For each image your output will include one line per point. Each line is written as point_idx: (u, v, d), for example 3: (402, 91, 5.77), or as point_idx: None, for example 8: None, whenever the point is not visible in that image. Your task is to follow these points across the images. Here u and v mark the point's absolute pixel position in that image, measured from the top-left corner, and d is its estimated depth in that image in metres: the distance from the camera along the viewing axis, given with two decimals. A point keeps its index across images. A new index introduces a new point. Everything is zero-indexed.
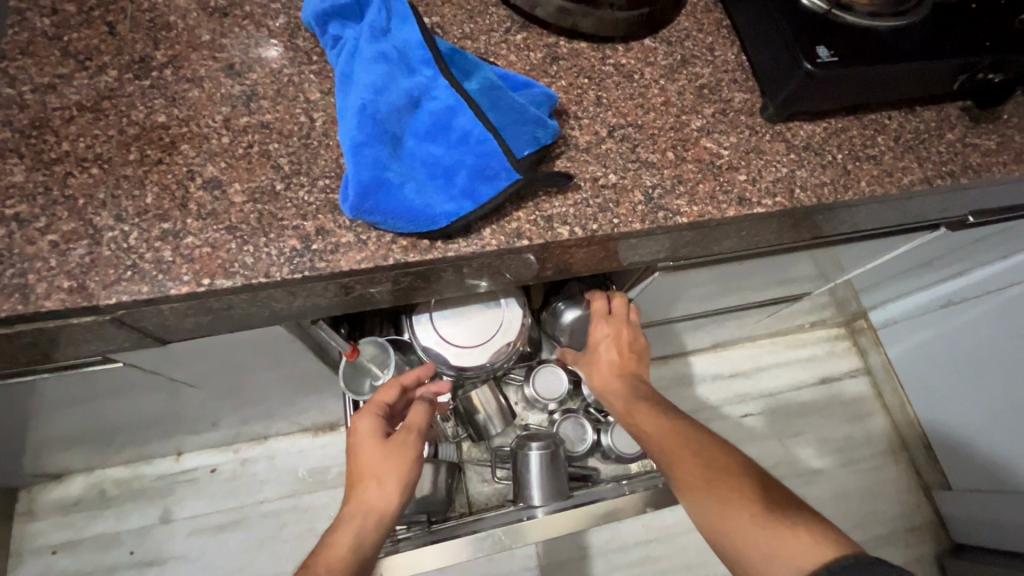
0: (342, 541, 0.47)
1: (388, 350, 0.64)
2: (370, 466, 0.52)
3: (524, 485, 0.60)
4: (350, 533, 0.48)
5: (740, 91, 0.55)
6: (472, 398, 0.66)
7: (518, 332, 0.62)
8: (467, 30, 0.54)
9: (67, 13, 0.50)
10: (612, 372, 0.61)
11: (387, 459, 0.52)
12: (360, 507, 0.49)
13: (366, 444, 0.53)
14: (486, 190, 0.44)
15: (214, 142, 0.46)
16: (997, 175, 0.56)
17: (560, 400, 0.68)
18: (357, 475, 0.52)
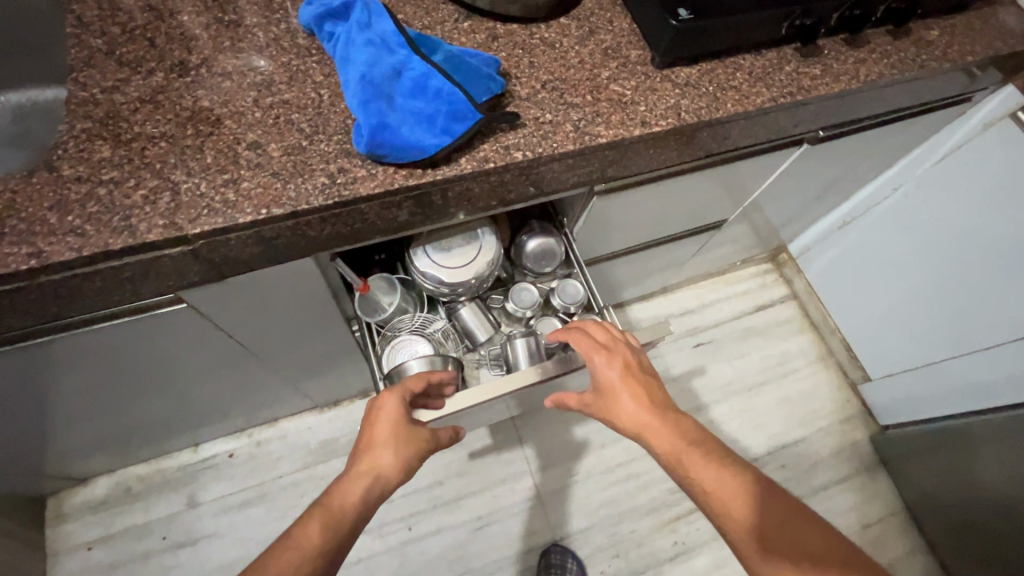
0: (350, 491, 0.62)
1: (393, 284, 0.83)
2: (381, 438, 0.66)
3: (513, 363, 0.79)
4: (361, 487, 0.62)
5: (635, 49, 0.74)
6: (463, 314, 0.83)
7: (495, 251, 0.79)
8: (426, 23, 0.71)
9: (113, 34, 0.64)
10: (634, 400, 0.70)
11: (399, 442, 0.66)
12: (367, 471, 0.64)
13: (385, 422, 0.67)
14: (459, 128, 0.60)
15: (250, 116, 0.61)
16: (824, 92, 0.77)
17: (533, 307, 0.86)
18: (369, 443, 0.66)
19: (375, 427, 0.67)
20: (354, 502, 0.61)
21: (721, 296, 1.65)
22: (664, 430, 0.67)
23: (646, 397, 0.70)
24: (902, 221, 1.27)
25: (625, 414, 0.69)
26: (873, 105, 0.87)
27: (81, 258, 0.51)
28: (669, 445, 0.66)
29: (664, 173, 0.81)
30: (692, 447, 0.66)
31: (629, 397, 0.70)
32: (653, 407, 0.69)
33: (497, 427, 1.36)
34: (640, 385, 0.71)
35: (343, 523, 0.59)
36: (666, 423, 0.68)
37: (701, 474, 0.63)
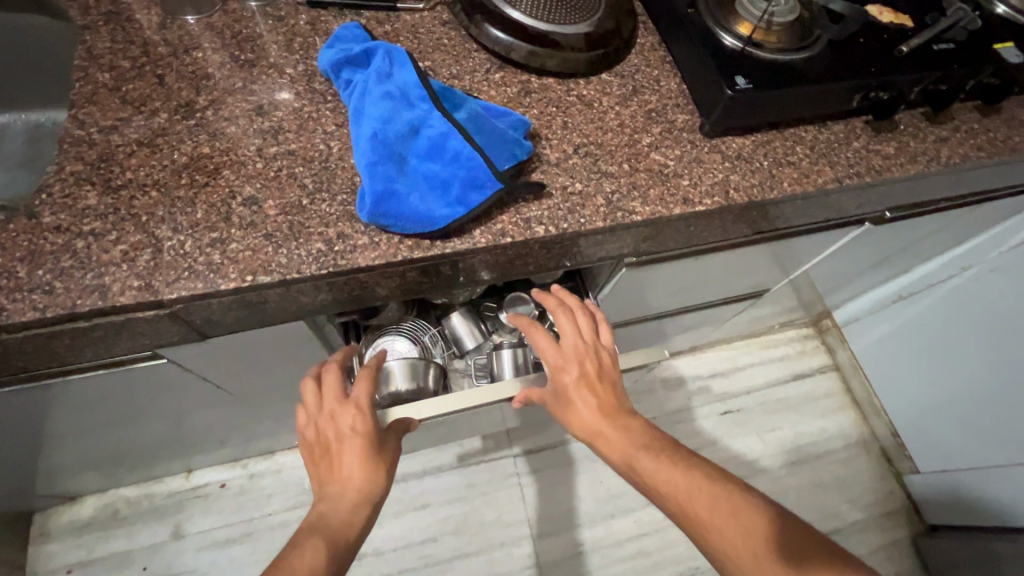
0: (339, 514, 0.54)
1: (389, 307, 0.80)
2: (358, 456, 0.58)
3: (499, 373, 0.75)
4: (359, 504, 0.56)
5: (682, 113, 0.67)
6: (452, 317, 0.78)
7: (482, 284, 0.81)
8: (455, 72, 0.66)
9: (122, 68, 0.60)
10: (591, 412, 0.63)
11: (375, 455, 0.59)
12: (353, 491, 0.57)
13: (355, 437, 0.59)
14: (476, 197, 0.54)
15: (251, 167, 0.56)
16: (897, 174, 0.67)
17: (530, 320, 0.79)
18: (345, 463, 0.58)
19: (346, 440, 0.59)
20: (353, 524, 0.54)
21: (755, 361, 1.53)
22: (614, 433, 0.62)
23: (601, 402, 0.64)
24: (966, 304, 1.14)
25: (580, 422, 0.64)
26: (953, 186, 0.76)
27: (44, 318, 0.47)
28: (621, 451, 0.61)
29: (703, 249, 0.73)
30: (643, 451, 0.60)
31: (582, 404, 0.64)
32: (608, 413, 0.63)
33: (500, 484, 1.28)
34: (595, 389, 0.64)
35: (346, 546, 0.52)
36: (617, 429, 0.62)
37: (655, 476, 0.57)
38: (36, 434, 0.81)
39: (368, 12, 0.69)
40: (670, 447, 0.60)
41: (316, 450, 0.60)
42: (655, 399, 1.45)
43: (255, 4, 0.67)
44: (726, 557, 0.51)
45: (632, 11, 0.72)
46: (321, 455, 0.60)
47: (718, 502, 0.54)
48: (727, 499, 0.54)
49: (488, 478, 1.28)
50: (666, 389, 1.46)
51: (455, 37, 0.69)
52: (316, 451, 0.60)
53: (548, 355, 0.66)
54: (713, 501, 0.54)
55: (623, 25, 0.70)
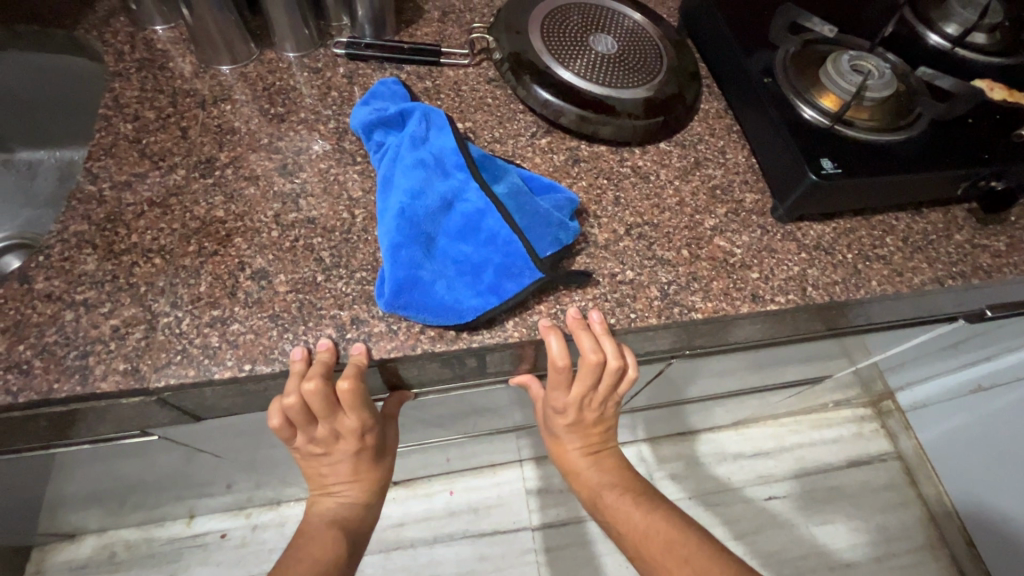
0: (354, 509, 0.55)
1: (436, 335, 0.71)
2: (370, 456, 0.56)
3: None
4: (367, 500, 0.57)
5: (751, 192, 0.59)
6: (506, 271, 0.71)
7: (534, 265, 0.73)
8: (497, 134, 0.60)
9: (147, 119, 0.57)
10: (578, 458, 0.61)
11: (377, 461, 0.57)
12: (365, 488, 0.57)
13: (365, 442, 0.54)
14: (511, 287, 0.47)
15: (265, 236, 0.50)
16: (1010, 276, 0.57)
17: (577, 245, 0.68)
18: (353, 468, 0.55)
19: (344, 455, 0.54)
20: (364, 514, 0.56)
21: (805, 442, 1.39)
22: (588, 471, 0.61)
23: (589, 444, 0.60)
24: None
25: (566, 458, 0.61)
26: None
27: (16, 403, 0.42)
28: (594, 485, 0.60)
29: (768, 342, 0.63)
30: (609, 489, 0.59)
31: (571, 445, 0.60)
32: (594, 455, 0.61)
33: (516, 558, 1.17)
34: (587, 434, 0.60)
35: (360, 539, 0.54)
36: (593, 467, 0.61)
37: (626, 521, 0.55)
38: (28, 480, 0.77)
39: (409, 66, 0.64)
40: (685, 521, 0.54)
41: (312, 455, 0.53)
42: (692, 475, 1.32)
43: (293, 53, 0.64)
44: None
45: (696, 75, 0.65)
46: (311, 458, 0.54)
47: (679, 553, 0.51)
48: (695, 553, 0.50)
49: (502, 551, 1.18)
50: (703, 465, 1.34)
51: (500, 96, 0.63)
52: (306, 455, 0.54)
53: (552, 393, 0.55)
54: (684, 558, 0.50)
55: (685, 89, 0.63)
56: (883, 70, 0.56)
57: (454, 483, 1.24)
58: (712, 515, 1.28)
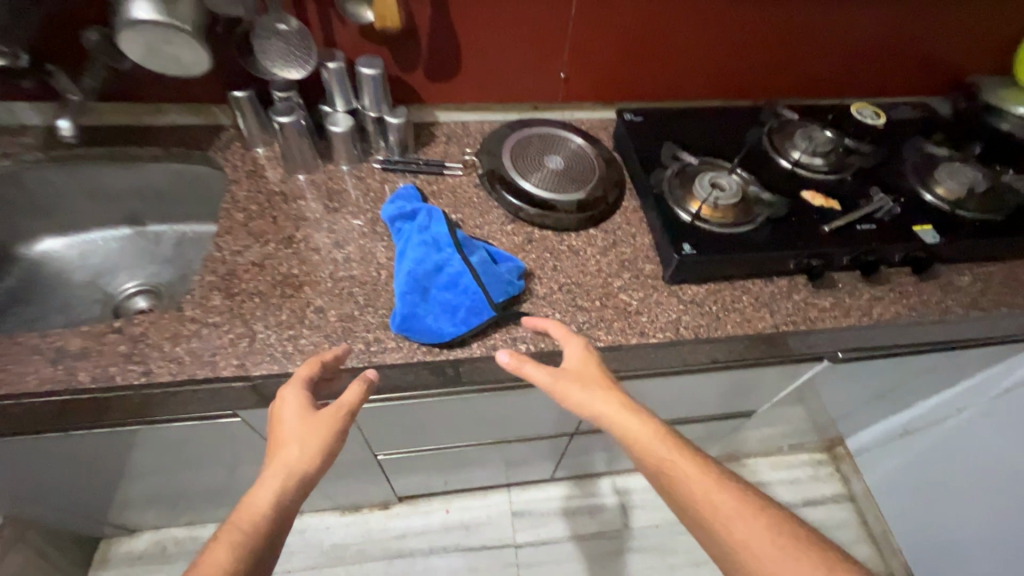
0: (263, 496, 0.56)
1: None
2: (291, 422, 0.61)
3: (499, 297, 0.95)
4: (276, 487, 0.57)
5: (650, 263, 0.86)
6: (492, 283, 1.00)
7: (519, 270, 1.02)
8: (478, 222, 0.89)
9: (251, 210, 0.88)
10: (618, 404, 0.64)
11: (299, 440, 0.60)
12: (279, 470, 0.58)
13: (282, 406, 0.63)
14: (476, 320, 0.74)
15: (323, 285, 0.79)
16: (831, 324, 0.81)
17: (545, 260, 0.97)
18: (276, 437, 0.61)
19: (280, 429, 0.61)
20: (283, 502, 0.56)
21: (764, 481, 1.56)
22: (639, 421, 0.63)
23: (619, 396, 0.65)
24: (975, 441, 1.18)
25: (603, 405, 0.64)
26: (895, 337, 0.88)
27: (173, 381, 0.69)
28: (648, 438, 0.62)
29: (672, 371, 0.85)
30: (665, 437, 0.62)
31: (604, 393, 0.65)
32: (630, 406, 0.64)
33: (500, 571, 1.35)
34: (610, 387, 0.66)
35: (277, 531, 0.55)
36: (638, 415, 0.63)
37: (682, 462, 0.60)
38: (111, 477, 1.01)
39: (422, 175, 0.96)
40: None
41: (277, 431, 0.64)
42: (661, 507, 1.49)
43: (346, 166, 0.96)
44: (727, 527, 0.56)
45: (619, 183, 0.95)
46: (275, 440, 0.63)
47: None
48: (749, 517, 0.57)
49: (489, 563, 1.36)
50: None
51: (482, 195, 0.93)
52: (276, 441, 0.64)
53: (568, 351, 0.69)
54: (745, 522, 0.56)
55: (609, 193, 0.93)
56: (733, 184, 0.85)
57: (450, 503, 1.44)
58: (677, 542, 1.44)
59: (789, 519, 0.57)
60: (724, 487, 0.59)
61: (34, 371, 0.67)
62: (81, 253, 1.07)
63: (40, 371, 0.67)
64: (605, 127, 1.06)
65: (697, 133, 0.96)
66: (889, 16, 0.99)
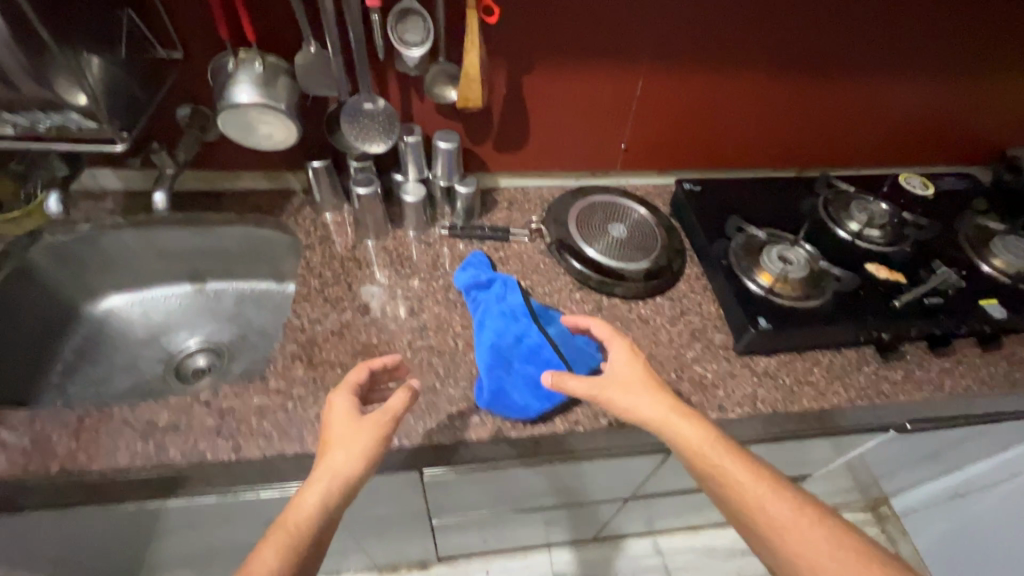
0: (309, 502, 0.59)
1: None
2: (339, 428, 0.65)
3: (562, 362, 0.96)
4: (320, 493, 0.60)
5: (719, 333, 0.87)
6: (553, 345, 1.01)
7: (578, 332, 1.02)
8: (547, 290, 0.91)
9: (327, 276, 0.90)
10: (666, 409, 0.66)
11: (344, 443, 0.63)
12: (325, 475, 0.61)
13: (331, 408, 0.66)
14: (559, 394, 0.74)
15: (403, 355, 0.80)
16: (904, 398, 0.82)
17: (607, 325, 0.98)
18: (325, 441, 0.64)
19: (329, 429, 0.65)
20: (329, 506, 0.60)
21: None
22: (688, 428, 0.65)
23: (668, 401, 0.67)
24: None
25: (650, 412, 0.66)
26: (963, 409, 0.88)
27: (261, 457, 0.69)
28: (699, 444, 0.64)
29: (744, 444, 0.85)
30: (717, 443, 0.64)
31: (651, 400, 0.67)
32: (680, 410, 0.66)
33: None
34: (658, 392, 0.68)
35: (322, 537, 0.59)
36: (688, 421, 0.65)
37: (735, 468, 0.63)
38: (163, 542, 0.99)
39: (489, 241, 0.98)
40: None
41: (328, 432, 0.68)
42: (705, 568, 1.46)
43: (414, 232, 0.98)
44: (779, 533, 0.60)
45: (682, 251, 0.97)
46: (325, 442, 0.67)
47: None
48: (802, 528, 0.60)
49: None
50: (715, 558, 1.47)
51: (549, 262, 0.95)
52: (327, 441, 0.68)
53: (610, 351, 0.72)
54: (801, 532, 0.59)
55: (674, 261, 0.94)
56: (799, 257, 0.87)
57: (491, 562, 1.41)
58: None
59: (843, 529, 0.60)
60: (781, 496, 0.62)
61: (126, 446, 0.68)
62: (144, 312, 1.07)
63: (132, 446, 0.68)
64: (661, 193, 1.09)
65: (755, 202, 0.99)
66: (934, 93, 1.03)
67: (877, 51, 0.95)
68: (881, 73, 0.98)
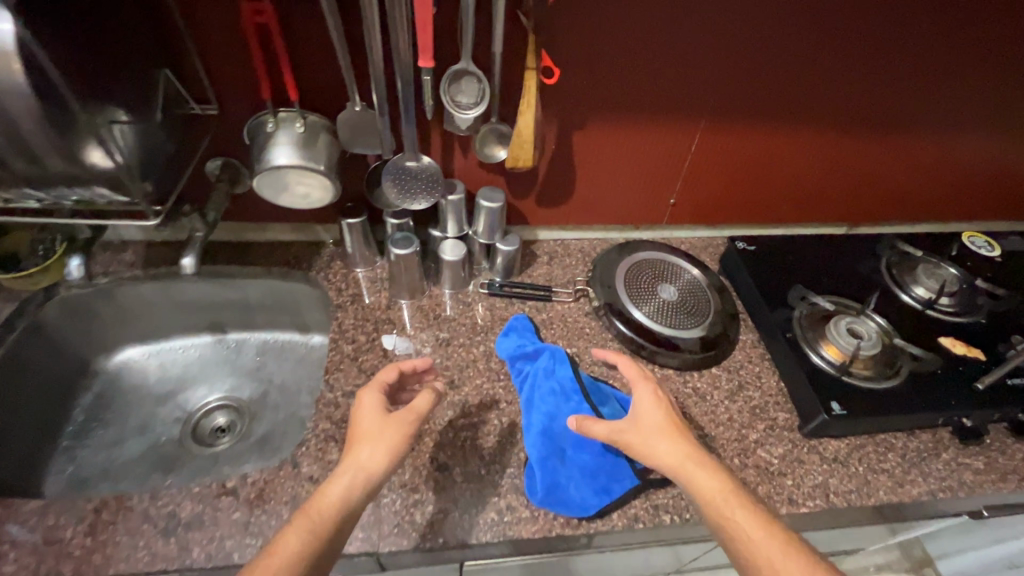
0: (326, 499, 0.57)
1: None
2: (369, 422, 0.64)
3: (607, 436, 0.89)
4: (342, 486, 0.58)
5: (782, 411, 0.81)
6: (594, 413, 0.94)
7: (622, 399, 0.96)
8: (594, 358, 0.85)
9: (359, 341, 0.84)
10: (682, 452, 0.61)
11: (372, 438, 0.62)
12: (344, 472, 0.59)
13: (362, 403, 0.66)
14: (618, 487, 0.68)
15: (444, 436, 0.74)
16: (990, 490, 0.75)
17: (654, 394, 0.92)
18: (354, 435, 0.63)
19: (358, 424, 0.64)
20: (353, 499, 0.58)
21: None
22: (704, 475, 0.59)
23: (685, 443, 0.62)
24: None
25: (663, 456, 0.61)
26: None
27: None
28: (711, 493, 0.58)
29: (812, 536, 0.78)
30: (733, 493, 0.58)
31: (665, 444, 0.62)
32: (697, 455, 0.61)
33: None
34: (676, 434, 0.63)
35: (339, 534, 0.56)
36: (703, 467, 0.60)
37: (745, 519, 0.56)
38: None
39: (530, 301, 0.92)
40: None
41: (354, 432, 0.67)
42: None
43: (450, 291, 0.92)
44: None
45: (735, 315, 0.91)
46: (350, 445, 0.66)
47: None
48: None
49: None
50: None
51: (595, 326, 0.89)
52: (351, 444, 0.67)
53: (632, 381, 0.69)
54: None
55: (728, 328, 0.89)
56: (871, 333, 0.81)
57: None
58: None
59: None
60: (792, 557, 0.53)
61: (146, 546, 0.61)
62: (161, 363, 1.01)
63: (152, 545, 0.62)
64: (709, 247, 1.03)
65: (814, 263, 0.93)
66: (1003, 150, 0.97)
67: (951, 109, 0.88)
68: (951, 131, 0.92)
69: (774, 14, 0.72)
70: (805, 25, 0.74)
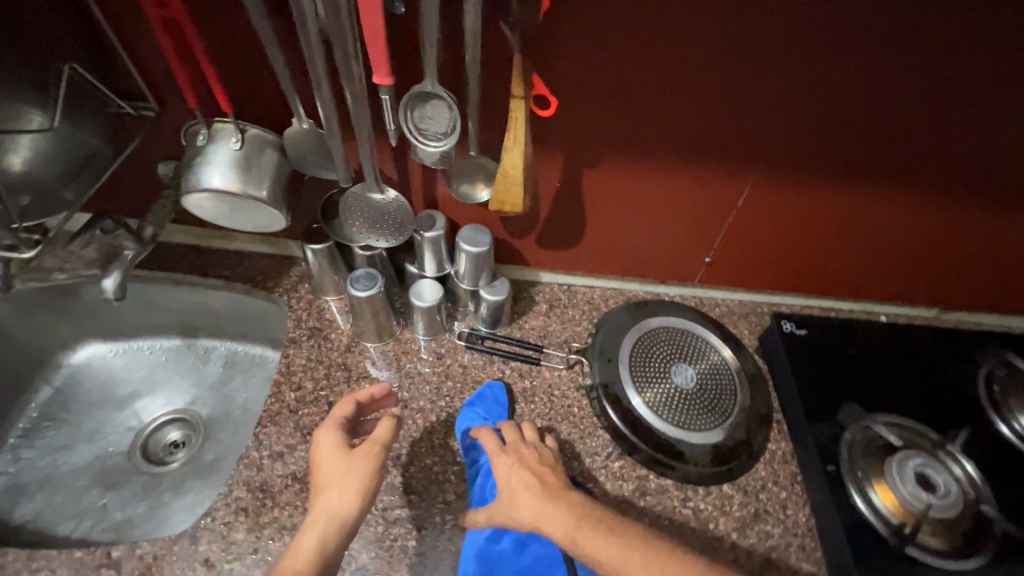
0: (302, 554, 0.50)
1: None
2: (329, 462, 0.56)
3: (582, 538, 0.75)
4: (315, 537, 0.52)
5: (808, 561, 0.63)
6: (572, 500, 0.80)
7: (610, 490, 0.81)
8: (576, 449, 0.69)
9: (305, 388, 0.72)
10: (539, 497, 0.58)
11: (340, 479, 0.55)
12: (318, 519, 0.53)
13: (317, 442, 0.58)
14: None
15: (372, 528, 0.62)
16: None
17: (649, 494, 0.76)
18: (314, 479, 0.56)
19: (318, 467, 0.57)
20: (329, 547, 0.51)
21: None
22: (559, 509, 0.56)
23: (539, 483, 0.59)
24: None
25: (523, 512, 0.57)
26: None
27: None
28: (569, 530, 0.55)
29: None
30: (586, 520, 0.55)
31: (522, 493, 0.58)
32: (549, 492, 0.58)
33: None
34: (531, 476, 0.60)
35: None
36: (556, 500, 0.57)
37: (611, 551, 0.53)
38: None
39: (513, 361, 0.76)
40: None
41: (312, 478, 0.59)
42: None
43: (424, 337, 0.78)
44: None
45: (767, 418, 0.71)
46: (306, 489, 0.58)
47: None
48: None
49: None
50: None
51: (585, 405, 0.73)
52: None
53: (489, 442, 0.63)
54: None
55: (754, 434, 0.70)
56: (950, 487, 0.62)
57: None
58: None
59: None
60: None
61: None
62: (125, 363, 0.93)
63: None
64: (749, 316, 0.83)
65: (882, 364, 0.72)
66: None
67: None
68: None
69: (873, 46, 0.51)
70: (919, 62, 0.52)
